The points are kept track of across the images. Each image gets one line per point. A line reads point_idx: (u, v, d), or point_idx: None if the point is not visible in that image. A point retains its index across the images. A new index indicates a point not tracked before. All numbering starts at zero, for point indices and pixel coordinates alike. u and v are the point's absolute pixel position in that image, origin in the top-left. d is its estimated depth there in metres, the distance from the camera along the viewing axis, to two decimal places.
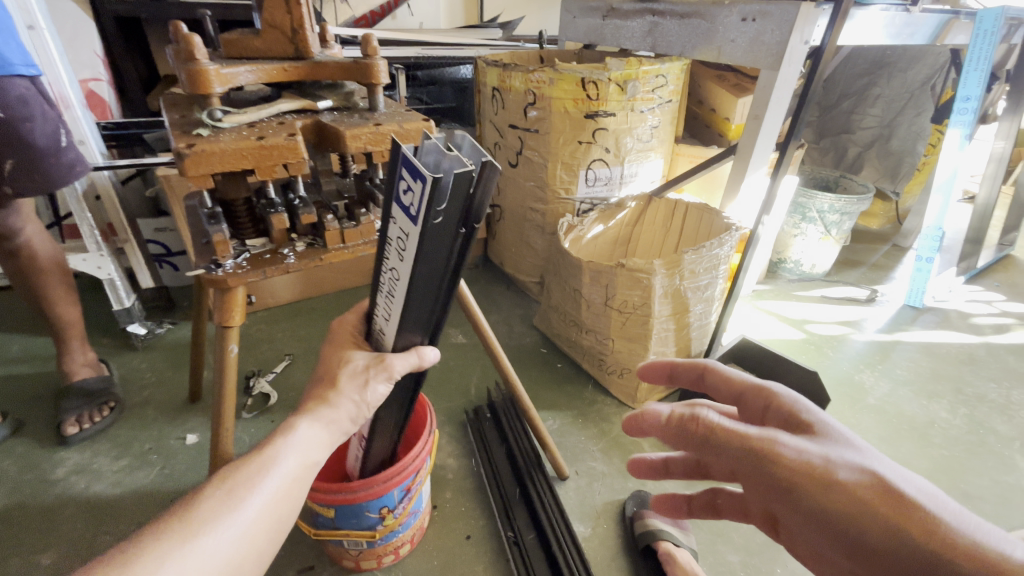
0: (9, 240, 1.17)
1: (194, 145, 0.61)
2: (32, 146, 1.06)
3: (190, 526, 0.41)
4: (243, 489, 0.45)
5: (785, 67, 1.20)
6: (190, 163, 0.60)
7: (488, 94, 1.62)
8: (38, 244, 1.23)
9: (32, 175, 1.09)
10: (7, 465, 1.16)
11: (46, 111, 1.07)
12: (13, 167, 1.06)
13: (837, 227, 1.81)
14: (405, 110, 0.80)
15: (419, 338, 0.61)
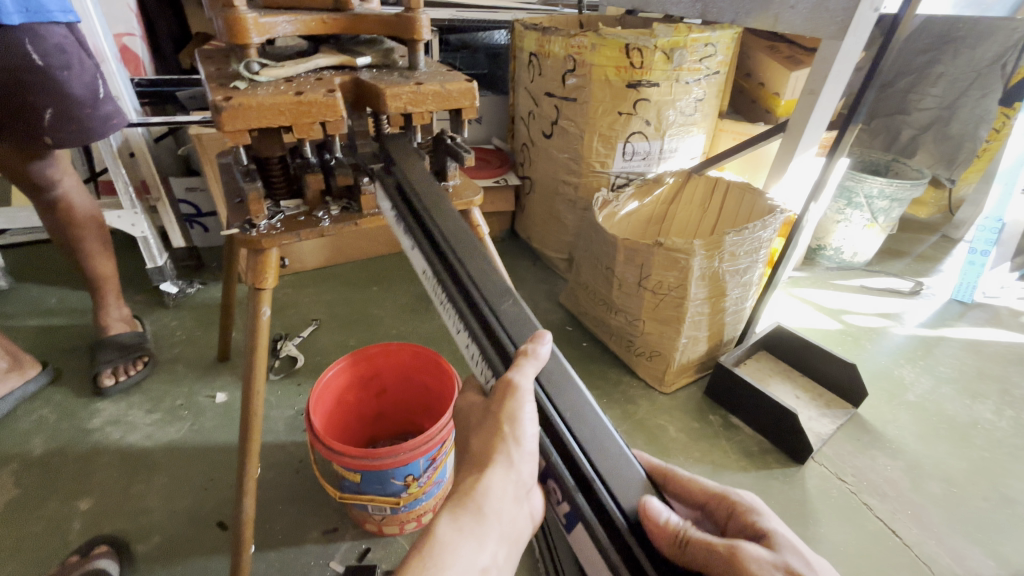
0: (46, 192, 1.18)
1: (232, 98, 0.59)
2: (69, 96, 1.06)
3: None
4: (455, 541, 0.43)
5: (850, 37, 1.12)
6: (227, 116, 0.58)
7: (525, 60, 1.55)
8: (75, 197, 1.23)
9: (70, 126, 1.09)
10: (48, 412, 1.20)
11: (83, 60, 1.07)
12: (53, 117, 1.06)
13: (885, 214, 1.73)
14: (445, 70, 0.76)
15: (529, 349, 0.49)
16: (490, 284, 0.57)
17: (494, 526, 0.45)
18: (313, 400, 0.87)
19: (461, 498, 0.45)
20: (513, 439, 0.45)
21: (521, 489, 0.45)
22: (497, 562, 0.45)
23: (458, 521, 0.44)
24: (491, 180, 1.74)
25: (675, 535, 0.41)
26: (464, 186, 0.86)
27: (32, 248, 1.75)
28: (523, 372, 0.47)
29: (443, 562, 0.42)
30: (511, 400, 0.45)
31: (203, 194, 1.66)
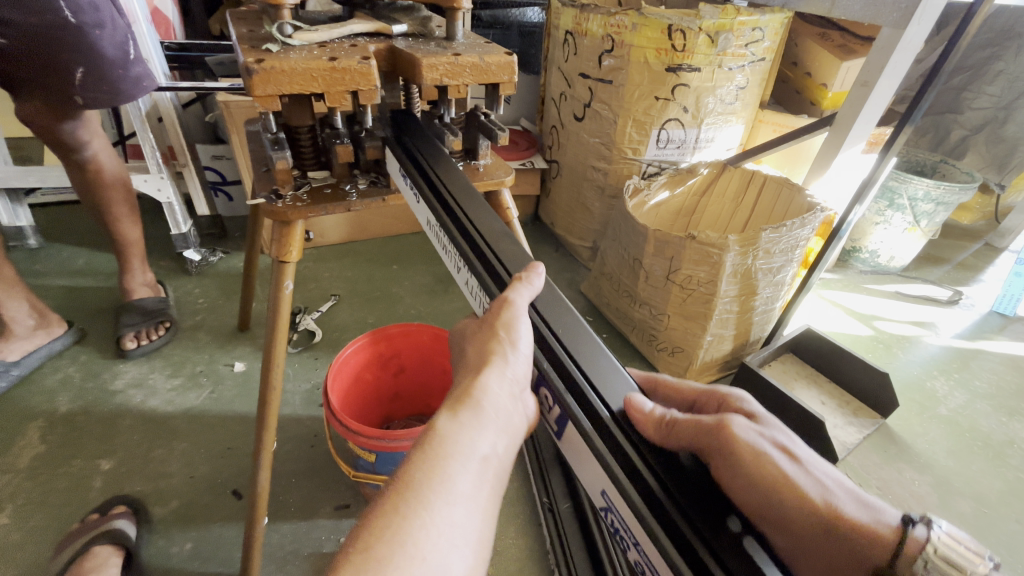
0: (76, 153, 1.18)
1: (264, 61, 0.56)
2: (101, 55, 1.05)
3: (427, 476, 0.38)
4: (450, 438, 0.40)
5: (913, 26, 1.05)
6: (259, 79, 0.56)
7: (560, 38, 1.49)
8: (104, 159, 1.23)
9: (101, 86, 1.08)
10: (72, 371, 1.22)
11: (115, 19, 1.05)
12: (84, 77, 1.05)
13: (928, 218, 1.64)
14: (483, 41, 0.72)
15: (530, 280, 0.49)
16: (493, 229, 0.58)
17: (497, 418, 0.42)
18: (332, 377, 0.85)
19: (459, 397, 0.43)
20: (510, 340, 0.45)
21: (519, 386, 0.44)
22: (501, 455, 0.42)
23: (459, 413, 0.41)
24: (517, 162, 1.70)
25: (657, 419, 0.41)
26: (494, 166, 0.83)
27: (62, 208, 1.77)
28: (520, 294, 0.48)
29: (445, 454, 0.39)
30: (504, 312, 0.46)
31: (228, 162, 1.65)
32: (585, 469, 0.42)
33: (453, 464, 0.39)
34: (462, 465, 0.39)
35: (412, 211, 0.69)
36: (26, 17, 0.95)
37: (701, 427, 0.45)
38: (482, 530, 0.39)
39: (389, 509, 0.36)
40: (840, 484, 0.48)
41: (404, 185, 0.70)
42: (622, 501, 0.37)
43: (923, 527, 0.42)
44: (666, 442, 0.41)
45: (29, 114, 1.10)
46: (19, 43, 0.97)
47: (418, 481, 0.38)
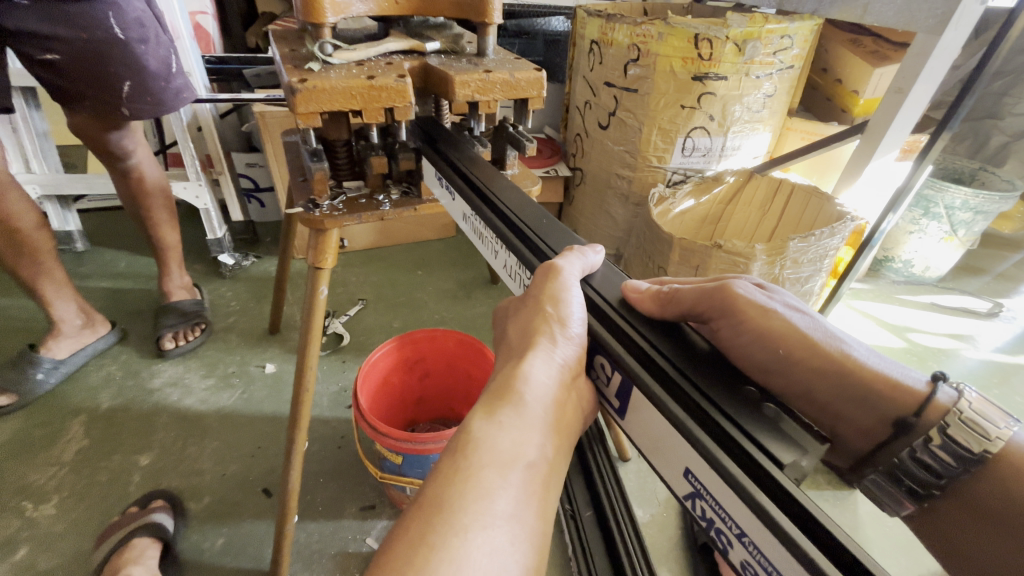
0: (122, 162, 1.25)
1: (306, 80, 0.59)
2: (145, 69, 1.10)
3: (476, 473, 0.39)
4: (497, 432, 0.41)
5: (949, 32, 1.02)
6: (301, 99, 0.58)
7: (585, 47, 1.50)
8: (147, 168, 1.29)
9: (146, 98, 1.14)
10: (114, 370, 1.28)
11: (159, 35, 1.11)
12: (131, 89, 1.11)
13: (966, 227, 1.59)
14: (513, 57, 0.74)
15: (575, 252, 0.51)
16: (532, 213, 0.60)
17: (537, 415, 0.42)
18: (361, 380, 0.88)
19: (502, 391, 0.43)
20: (554, 325, 0.45)
21: (564, 371, 0.45)
22: (545, 456, 0.42)
23: (495, 413, 0.42)
24: (541, 169, 1.72)
25: (654, 293, 0.47)
26: (522, 176, 0.84)
27: (106, 213, 1.86)
28: (568, 262, 0.50)
29: (492, 453, 0.40)
30: (553, 281, 0.47)
31: (261, 169, 1.71)
32: (647, 432, 0.41)
33: (492, 471, 0.39)
34: (501, 471, 0.40)
35: (450, 212, 0.72)
36: (77, 33, 1.01)
37: (704, 292, 0.51)
38: (536, 521, 0.39)
39: (440, 512, 0.37)
40: (863, 347, 0.53)
41: (438, 184, 0.73)
42: (702, 465, 0.35)
43: (952, 389, 0.46)
44: (667, 309, 0.47)
45: (81, 126, 1.18)
46: (70, 56, 1.03)
47: (467, 482, 0.39)
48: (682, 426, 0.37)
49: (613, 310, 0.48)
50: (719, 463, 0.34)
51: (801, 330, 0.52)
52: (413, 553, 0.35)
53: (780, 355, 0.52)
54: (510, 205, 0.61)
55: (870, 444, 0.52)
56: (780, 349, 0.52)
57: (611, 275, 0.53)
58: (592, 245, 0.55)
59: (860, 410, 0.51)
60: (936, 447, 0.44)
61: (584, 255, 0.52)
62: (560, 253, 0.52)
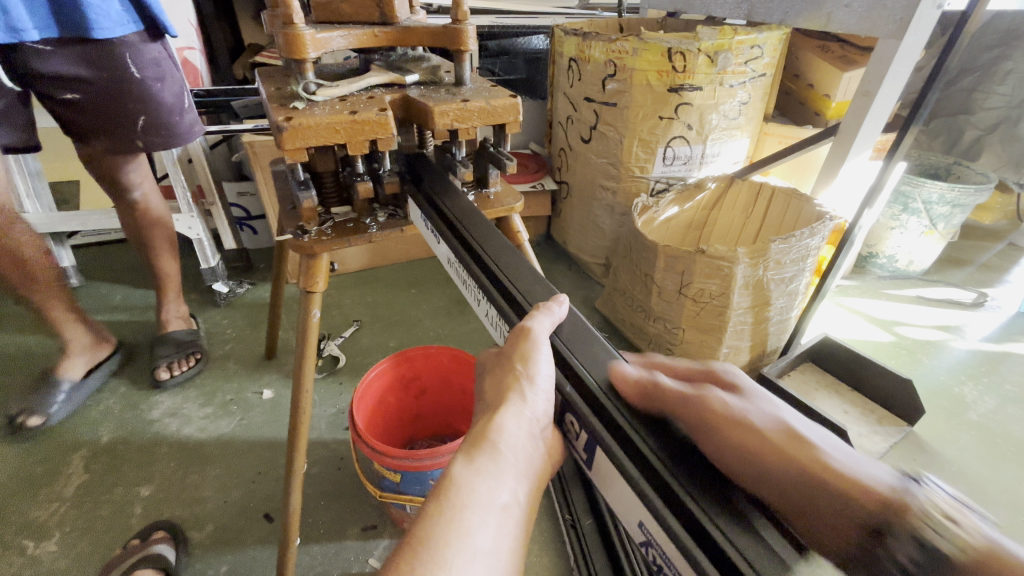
0: (127, 194, 1.27)
1: (292, 118, 0.63)
2: (161, 104, 1.13)
3: (450, 524, 0.40)
4: (473, 484, 0.42)
5: (910, 36, 1.07)
6: (288, 135, 0.63)
7: (564, 64, 1.55)
8: (153, 202, 1.32)
9: (159, 133, 1.17)
10: (112, 403, 1.29)
11: (174, 73, 1.15)
12: (145, 124, 1.14)
13: (945, 221, 1.63)
14: (490, 85, 0.79)
15: (548, 307, 0.53)
16: (512, 264, 0.63)
17: (512, 463, 0.44)
18: (356, 400, 0.89)
19: (475, 442, 0.45)
20: (527, 380, 0.47)
21: (536, 425, 0.47)
22: (520, 500, 0.44)
23: (472, 461, 0.43)
24: (527, 184, 1.75)
25: (638, 377, 0.46)
26: (504, 193, 0.87)
27: (100, 247, 1.88)
28: (538, 323, 0.51)
29: (467, 502, 0.41)
30: (524, 341, 0.49)
31: (253, 198, 1.74)
32: (605, 479, 0.44)
33: (467, 521, 0.41)
34: (481, 514, 0.41)
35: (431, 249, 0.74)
36: (98, 73, 1.05)
37: (672, 390, 0.45)
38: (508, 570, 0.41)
39: (415, 562, 0.38)
40: (837, 446, 0.41)
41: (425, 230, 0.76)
42: (651, 518, 0.38)
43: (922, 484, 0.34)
44: (646, 398, 0.45)
45: (90, 156, 1.20)
46: (90, 95, 1.07)
47: (444, 530, 0.40)
48: (631, 479, 0.40)
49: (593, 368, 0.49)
50: (668, 523, 0.37)
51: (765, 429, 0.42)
52: None
53: (744, 460, 0.39)
54: (490, 258, 0.64)
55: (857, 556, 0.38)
56: (749, 453, 0.39)
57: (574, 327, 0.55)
58: (557, 296, 0.56)
59: (829, 518, 0.37)
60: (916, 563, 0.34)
61: (555, 309, 0.54)
62: (532, 311, 0.53)
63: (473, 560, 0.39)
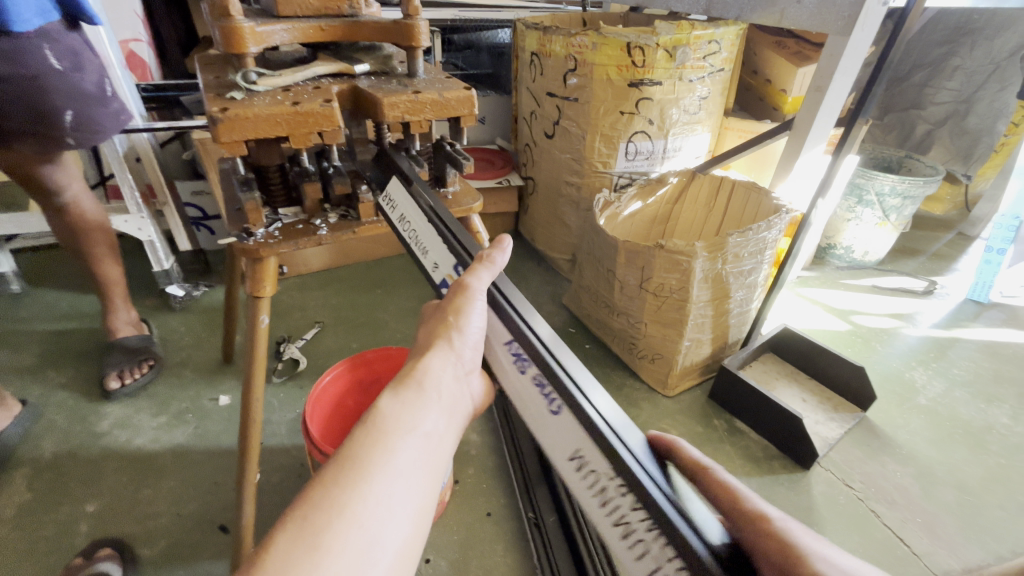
0: (56, 197, 1.21)
1: (229, 109, 0.61)
2: (86, 96, 1.10)
3: (378, 437, 0.43)
4: (402, 411, 0.45)
5: (858, 32, 1.09)
6: (224, 127, 0.60)
7: (526, 59, 1.53)
8: (84, 203, 1.26)
9: (91, 127, 1.13)
10: (57, 416, 1.22)
11: (92, 62, 1.12)
12: (75, 119, 1.10)
13: (897, 212, 1.69)
14: (444, 77, 0.77)
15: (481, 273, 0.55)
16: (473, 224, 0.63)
17: (435, 396, 0.48)
18: (310, 406, 0.87)
19: (402, 379, 0.49)
20: (459, 328, 0.52)
21: (461, 368, 0.52)
22: (441, 430, 0.47)
23: (399, 393, 0.47)
24: (493, 181, 1.73)
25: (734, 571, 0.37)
26: (463, 193, 0.86)
27: (45, 252, 1.78)
28: (476, 278, 0.55)
29: (392, 427, 0.44)
30: (461, 295, 0.53)
31: (208, 197, 1.67)
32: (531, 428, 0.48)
33: (391, 441, 0.43)
34: (404, 437, 0.44)
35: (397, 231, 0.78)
36: (19, 70, 0.98)
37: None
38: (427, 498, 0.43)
39: (335, 473, 0.40)
40: None
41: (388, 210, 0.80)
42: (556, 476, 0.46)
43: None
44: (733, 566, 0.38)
45: (11, 162, 1.13)
46: (13, 95, 1.00)
47: (367, 448, 0.42)
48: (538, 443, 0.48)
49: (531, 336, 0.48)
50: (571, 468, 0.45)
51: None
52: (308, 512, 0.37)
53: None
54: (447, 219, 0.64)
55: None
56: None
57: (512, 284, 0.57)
58: (495, 244, 0.58)
59: None
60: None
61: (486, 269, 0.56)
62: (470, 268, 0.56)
63: (390, 488, 0.40)
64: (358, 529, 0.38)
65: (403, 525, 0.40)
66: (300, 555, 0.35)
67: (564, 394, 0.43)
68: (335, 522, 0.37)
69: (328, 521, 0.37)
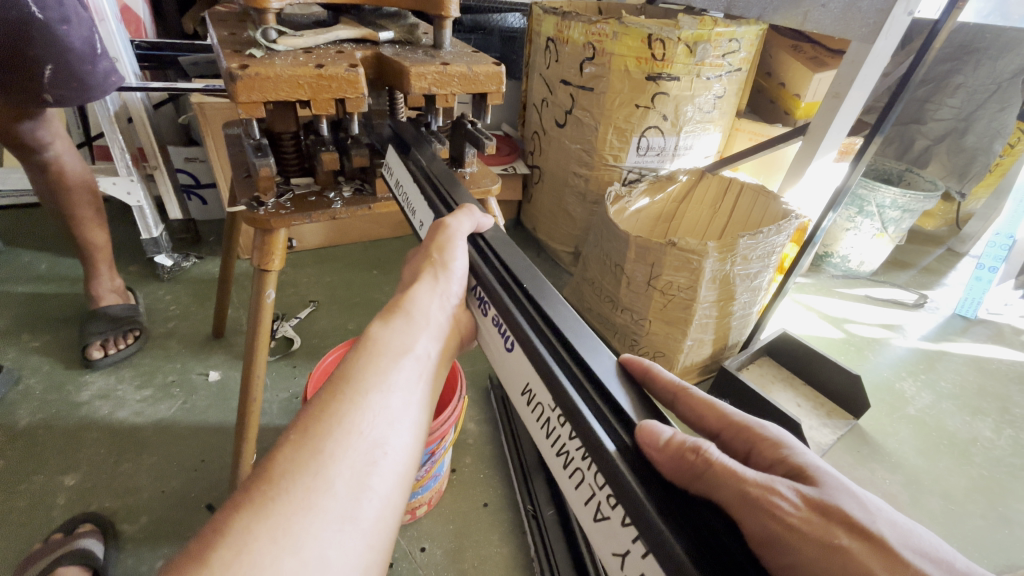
0: (37, 155, 1.14)
1: (248, 67, 0.57)
2: (70, 50, 1.02)
3: (372, 360, 0.48)
4: (393, 340, 0.50)
5: (881, 40, 1.07)
6: (243, 86, 0.56)
7: (542, 44, 1.50)
8: (67, 161, 1.19)
9: (70, 83, 1.05)
10: (34, 383, 1.17)
11: (80, 13, 1.02)
12: (53, 74, 1.02)
13: (895, 224, 1.71)
14: (471, 51, 0.73)
15: (449, 218, 0.57)
16: (454, 182, 0.65)
17: (422, 324, 0.53)
18: (311, 385, 0.84)
19: (390, 314, 0.53)
20: (444, 264, 0.56)
21: (447, 301, 0.57)
22: (430, 355, 0.52)
23: (388, 322, 0.52)
24: (499, 167, 1.71)
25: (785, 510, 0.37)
26: (481, 174, 0.83)
27: (22, 211, 1.69)
28: (458, 222, 0.58)
29: (384, 351, 0.49)
30: (441, 235, 0.57)
31: (202, 164, 1.61)
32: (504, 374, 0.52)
33: (386, 364, 0.48)
34: (396, 360, 0.48)
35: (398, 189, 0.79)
36: None
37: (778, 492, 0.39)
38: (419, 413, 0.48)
39: (335, 392, 0.44)
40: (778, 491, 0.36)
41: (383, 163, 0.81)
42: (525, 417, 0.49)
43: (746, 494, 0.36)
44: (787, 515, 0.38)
45: None
46: None
47: (364, 370, 0.46)
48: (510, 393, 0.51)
49: (503, 287, 0.53)
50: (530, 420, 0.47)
51: (813, 471, 0.39)
52: (314, 424, 0.41)
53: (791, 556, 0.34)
54: (433, 173, 0.66)
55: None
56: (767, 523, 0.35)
57: (497, 237, 0.62)
58: (463, 207, 0.60)
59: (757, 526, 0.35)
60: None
61: (461, 216, 0.59)
62: (452, 213, 0.60)
63: (385, 400, 0.45)
64: (358, 438, 0.42)
65: (401, 434, 0.44)
66: (308, 459, 0.39)
67: (522, 336, 0.48)
68: (339, 431, 0.41)
69: (327, 434, 0.41)
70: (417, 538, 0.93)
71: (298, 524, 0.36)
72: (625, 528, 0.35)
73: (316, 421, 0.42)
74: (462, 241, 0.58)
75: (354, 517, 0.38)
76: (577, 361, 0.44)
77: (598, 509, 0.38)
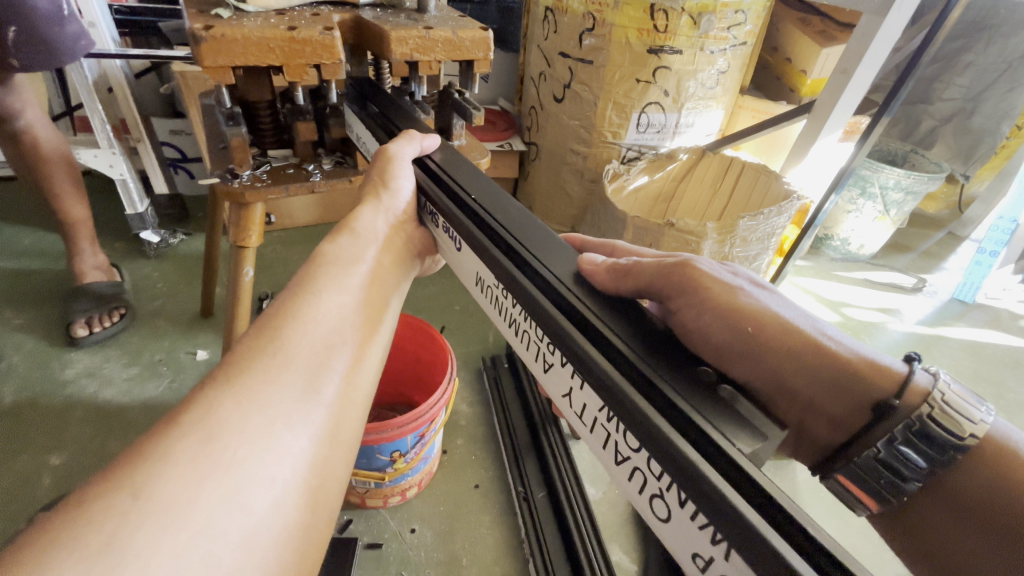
0: (10, 123, 1.10)
1: (213, 27, 0.53)
2: (33, 11, 0.95)
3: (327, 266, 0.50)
4: (343, 252, 0.52)
5: (893, 14, 1.04)
6: (207, 48, 0.53)
7: (540, 14, 1.44)
8: (41, 131, 1.15)
9: (36, 46, 0.99)
10: (17, 361, 1.15)
11: None
12: (17, 36, 0.97)
13: (898, 207, 1.68)
14: (457, 15, 0.69)
15: (390, 143, 0.57)
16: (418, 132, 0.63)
17: (370, 236, 0.55)
18: None
19: (341, 229, 0.55)
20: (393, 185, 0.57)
21: (392, 215, 0.57)
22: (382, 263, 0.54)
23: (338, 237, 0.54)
24: (494, 143, 1.66)
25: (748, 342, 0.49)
26: (470, 147, 0.80)
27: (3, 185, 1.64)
28: (403, 148, 0.58)
29: (336, 261, 0.51)
30: (386, 158, 0.56)
31: (187, 137, 1.55)
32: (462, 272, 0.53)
33: (337, 269, 0.50)
34: (348, 268, 0.51)
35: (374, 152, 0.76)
36: None
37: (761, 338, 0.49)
38: (372, 308, 0.51)
39: (290, 295, 0.46)
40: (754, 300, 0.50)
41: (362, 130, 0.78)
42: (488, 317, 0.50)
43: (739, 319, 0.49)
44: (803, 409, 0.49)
45: None
46: None
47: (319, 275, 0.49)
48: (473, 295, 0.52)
49: (454, 201, 0.53)
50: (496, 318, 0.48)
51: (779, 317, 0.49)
52: (271, 322, 0.44)
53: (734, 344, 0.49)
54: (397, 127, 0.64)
55: (842, 436, 0.47)
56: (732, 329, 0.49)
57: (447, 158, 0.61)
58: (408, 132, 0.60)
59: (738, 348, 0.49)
60: (913, 436, 0.40)
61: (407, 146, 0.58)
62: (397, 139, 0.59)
63: (339, 298, 0.48)
64: (315, 323, 0.45)
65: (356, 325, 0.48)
66: (265, 345, 0.42)
67: (472, 240, 0.48)
68: (295, 321, 0.44)
69: (283, 326, 0.44)
70: (408, 518, 0.93)
71: (261, 393, 0.39)
72: (564, 370, 0.38)
73: (271, 320, 0.44)
74: (407, 163, 0.57)
75: (318, 391, 0.42)
76: (527, 250, 0.44)
77: (544, 363, 0.41)
